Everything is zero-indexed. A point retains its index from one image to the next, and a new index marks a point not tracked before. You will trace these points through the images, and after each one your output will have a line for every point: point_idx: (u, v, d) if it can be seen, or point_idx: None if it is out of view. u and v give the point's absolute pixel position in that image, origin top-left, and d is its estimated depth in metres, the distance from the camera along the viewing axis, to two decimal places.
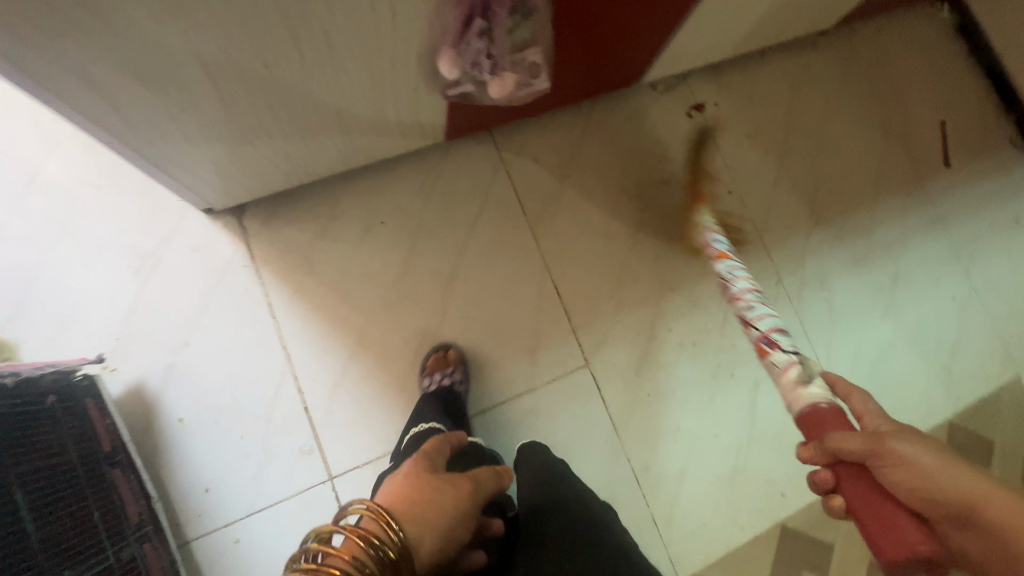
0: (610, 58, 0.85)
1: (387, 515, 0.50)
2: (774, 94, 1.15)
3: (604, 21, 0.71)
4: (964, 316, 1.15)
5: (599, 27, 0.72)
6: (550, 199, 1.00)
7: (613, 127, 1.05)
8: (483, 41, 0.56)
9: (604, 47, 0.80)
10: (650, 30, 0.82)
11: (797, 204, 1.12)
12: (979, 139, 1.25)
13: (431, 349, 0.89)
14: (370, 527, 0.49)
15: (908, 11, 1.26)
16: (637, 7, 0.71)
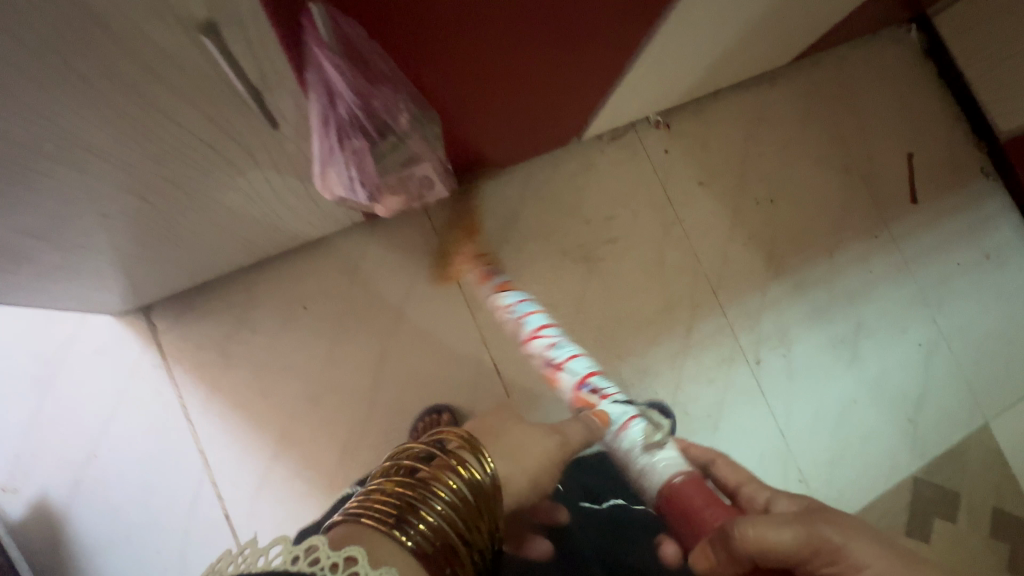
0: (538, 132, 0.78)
1: (476, 446, 0.54)
2: (729, 136, 1.09)
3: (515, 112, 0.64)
4: (931, 364, 1.10)
5: (510, 114, 0.66)
6: (487, 268, 0.94)
7: (554, 185, 0.99)
8: (353, 170, 0.50)
9: (525, 130, 0.73)
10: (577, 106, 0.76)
11: (754, 255, 1.06)
12: (948, 171, 1.18)
13: (423, 412, 0.86)
14: (463, 453, 0.53)
15: (870, 38, 1.19)
16: (550, 93, 0.65)
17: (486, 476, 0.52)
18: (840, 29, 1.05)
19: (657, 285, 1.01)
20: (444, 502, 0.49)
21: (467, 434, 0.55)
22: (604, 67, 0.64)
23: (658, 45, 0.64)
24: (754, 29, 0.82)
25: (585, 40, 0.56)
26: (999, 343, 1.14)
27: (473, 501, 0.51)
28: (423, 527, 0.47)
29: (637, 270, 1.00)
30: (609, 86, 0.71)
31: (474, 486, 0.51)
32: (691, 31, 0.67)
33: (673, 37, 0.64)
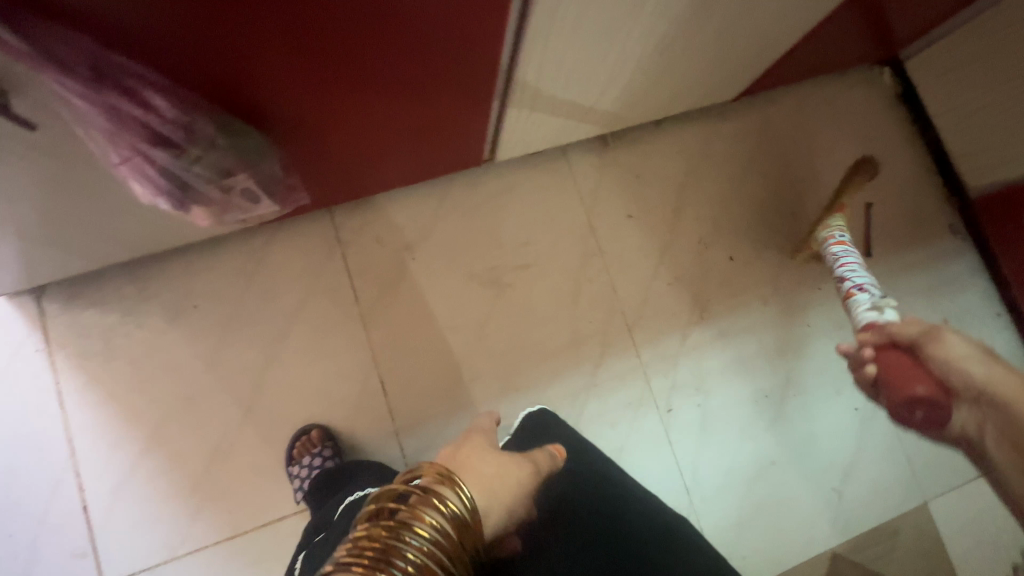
0: (423, 148, 0.76)
1: (454, 482, 0.47)
2: (668, 169, 1.04)
3: (367, 120, 0.63)
4: (866, 431, 1.02)
5: (364, 124, 0.63)
6: (388, 284, 0.92)
7: (470, 206, 0.97)
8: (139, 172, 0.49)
9: (398, 143, 0.71)
10: (461, 124, 0.73)
11: (680, 295, 1.01)
12: (908, 226, 1.11)
13: (295, 435, 0.85)
14: (439, 488, 0.46)
15: (837, 79, 1.13)
16: (406, 105, 0.63)
17: (466, 511, 0.46)
18: (792, 68, 1.00)
19: (568, 318, 0.97)
20: (428, 541, 0.42)
21: (443, 469, 0.47)
22: (464, 85, 0.63)
23: (519, 63, 0.62)
24: (673, 68, 0.78)
25: (417, 59, 0.54)
26: None
27: (456, 537, 0.44)
28: (411, 566, 0.40)
29: (549, 301, 0.96)
30: (483, 104, 0.69)
31: (457, 521, 0.45)
32: (571, 60, 0.65)
33: (539, 56, 0.62)
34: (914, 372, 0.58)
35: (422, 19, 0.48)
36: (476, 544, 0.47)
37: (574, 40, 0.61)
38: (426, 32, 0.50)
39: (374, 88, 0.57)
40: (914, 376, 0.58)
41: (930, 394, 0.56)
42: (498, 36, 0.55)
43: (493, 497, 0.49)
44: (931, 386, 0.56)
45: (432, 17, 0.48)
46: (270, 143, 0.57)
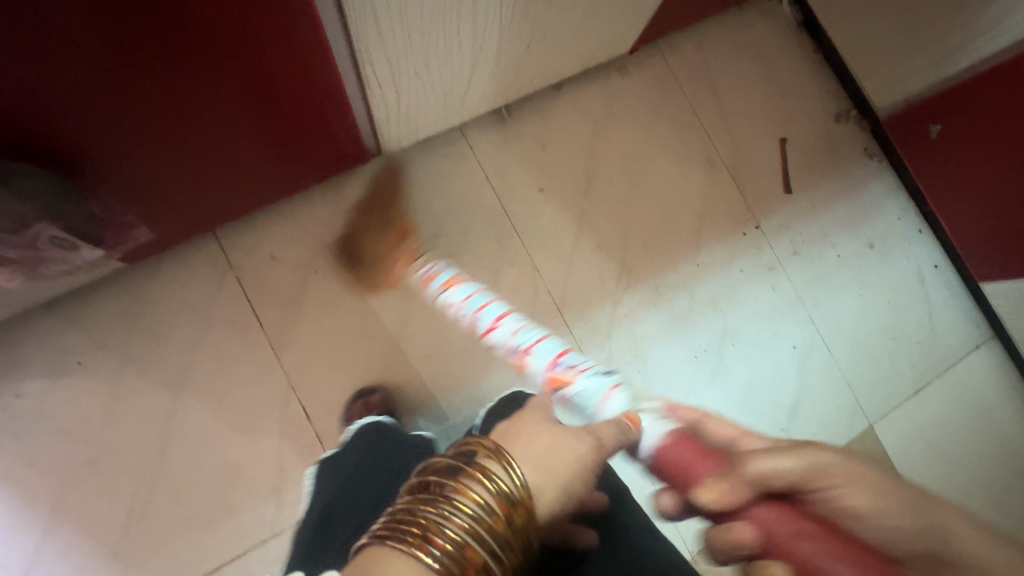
0: (287, 153, 0.70)
1: (504, 456, 0.45)
2: (575, 135, 1.00)
3: (199, 136, 0.57)
4: (806, 368, 1.02)
5: (198, 142, 0.58)
6: (293, 302, 0.86)
7: (368, 205, 0.90)
8: None
9: (252, 152, 0.65)
10: (319, 121, 0.67)
11: (605, 263, 0.98)
12: (824, 156, 1.10)
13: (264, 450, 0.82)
14: (486, 463, 0.45)
15: (734, 17, 1.10)
16: (237, 113, 0.57)
17: (515, 490, 0.44)
18: (684, 7, 0.95)
19: None
20: (470, 519, 0.41)
21: (493, 444, 0.46)
22: (297, 80, 0.57)
23: (356, 40, 0.55)
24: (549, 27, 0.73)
25: (226, 63, 0.49)
26: (882, 338, 1.06)
27: (502, 515, 0.43)
28: (450, 545, 0.40)
29: (470, 292, 0.92)
30: (338, 92, 0.63)
31: (504, 500, 0.43)
32: (420, 33, 0.58)
33: (377, 30, 0.55)
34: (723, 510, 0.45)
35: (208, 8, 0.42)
36: (531, 525, 0.45)
37: (412, 10, 0.54)
38: (220, 22, 0.44)
39: (192, 94, 0.51)
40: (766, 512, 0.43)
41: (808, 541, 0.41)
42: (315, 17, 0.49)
43: (547, 474, 0.47)
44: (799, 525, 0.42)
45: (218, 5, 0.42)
46: (75, 175, 0.52)
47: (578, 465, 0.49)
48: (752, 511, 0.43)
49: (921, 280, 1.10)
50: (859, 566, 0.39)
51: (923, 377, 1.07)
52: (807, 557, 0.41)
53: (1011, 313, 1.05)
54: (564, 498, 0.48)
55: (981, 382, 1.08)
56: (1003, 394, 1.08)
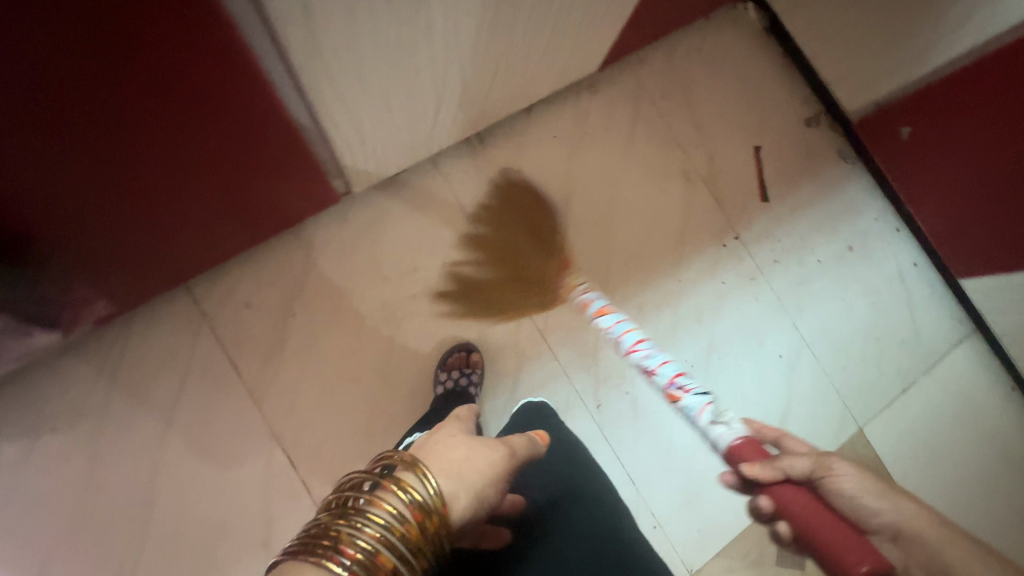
0: (234, 195, 0.66)
1: (419, 466, 0.48)
2: (549, 158, 0.98)
3: (121, 178, 0.54)
4: (793, 376, 1.02)
5: (122, 184, 0.54)
6: (271, 350, 0.84)
7: (342, 244, 0.88)
8: None
9: (191, 194, 0.61)
10: (264, 159, 0.63)
11: (587, 285, 0.97)
12: (799, 162, 1.10)
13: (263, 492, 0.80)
14: (401, 474, 0.47)
15: (701, 27, 1.10)
16: (161, 150, 0.53)
17: (430, 498, 0.46)
18: (650, 22, 0.94)
19: (474, 340, 0.91)
20: (382, 527, 0.44)
21: (410, 455, 0.48)
22: (223, 111, 0.53)
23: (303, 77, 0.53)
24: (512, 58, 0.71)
25: (130, 94, 0.45)
26: (866, 339, 1.07)
27: (414, 524, 0.45)
28: (361, 554, 0.42)
29: (450, 326, 0.90)
30: (297, 134, 0.62)
31: (418, 510, 0.46)
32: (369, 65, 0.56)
33: (324, 65, 0.53)
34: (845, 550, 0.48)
35: (128, 51, 0.42)
36: (445, 531, 0.47)
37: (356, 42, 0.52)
38: (145, 66, 0.44)
39: (135, 139, 0.50)
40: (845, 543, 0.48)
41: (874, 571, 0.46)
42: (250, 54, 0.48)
43: (460, 481, 0.49)
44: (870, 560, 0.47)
45: (139, 47, 0.42)
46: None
47: (491, 471, 0.52)
48: (769, 490, 0.56)
49: (902, 278, 1.10)
50: (849, 540, 0.48)
51: (909, 375, 1.07)
52: (823, 544, 0.50)
53: (995, 308, 1.03)
54: (476, 503, 0.49)
55: (966, 377, 1.09)
56: (988, 387, 1.09)
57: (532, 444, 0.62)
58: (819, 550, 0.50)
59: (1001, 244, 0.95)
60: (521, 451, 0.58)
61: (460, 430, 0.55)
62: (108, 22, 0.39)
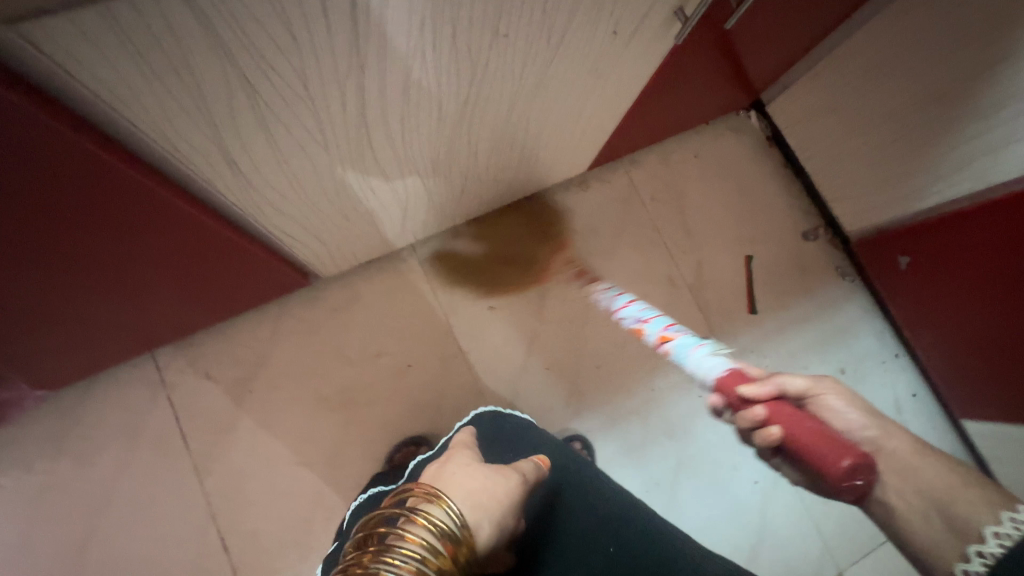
0: (192, 290, 0.68)
1: (442, 496, 0.42)
2: (530, 251, 0.98)
3: (74, 288, 0.57)
4: (768, 506, 0.95)
5: (76, 292, 0.58)
6: (223, 425, 0.84)
7: (310, 324, 0.89)
8: None
9: (147, 293, 0.64)
10: (222, 265, 0.65)
11: (555, 385, 0.94)
12: (794, 274, 1.06)
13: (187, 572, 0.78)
14: (423, 507, 0.41)
15: (701, 133, 1.10)
16: (116, 269, 0.57)
17: (459, 526, 0.41)
18: (642, 130, 0.94)
19: (428, 433, 0.88)
20: (415, 559, 0.37)
21: (429, 486, 0.43)
22: (176, 240, 0.56)
23: (241, 204, 0.54)
24: (484, 173, 0.72)
25: (79, 236, 0.49)
26: None
27: (448, 556, 0.39)
28: None
29: (407, 415, 0.88)
30: (242, 240, 0.62)
31: (445, 534, 0.40)
32: (314, 192, 0.56)
33: (261, 196, 0.53)
34: (828, 447, 0.43)
35: (63, 219, 0.46)
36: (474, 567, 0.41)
37: (295, 178, 0.52)
38: (86, 223, 0.47)
39: (87, 268, 0.54)
40: (826, 440, 0.43)
41: (855, 463, 0.42)
42: (172, 192, 0.48)
43: (483, 509, 0.44)
44: (858, 455, 0.43)
45: (49, 197, 0.42)
46: None
47: (509, 498, 0.47)
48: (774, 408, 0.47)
49: (899, 409, 1.03)
50: (828, 438, 0.43)
51: None
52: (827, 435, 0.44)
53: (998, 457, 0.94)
54: (501, 532, 0.45)
55: None
56: None
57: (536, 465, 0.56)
58: (797, 452, 0.44)
59: (1004, 397, 0.87)
60: (531, 470, 0.53)
61: (472, 458, 0.51)
62: (36, 199, 0.42)
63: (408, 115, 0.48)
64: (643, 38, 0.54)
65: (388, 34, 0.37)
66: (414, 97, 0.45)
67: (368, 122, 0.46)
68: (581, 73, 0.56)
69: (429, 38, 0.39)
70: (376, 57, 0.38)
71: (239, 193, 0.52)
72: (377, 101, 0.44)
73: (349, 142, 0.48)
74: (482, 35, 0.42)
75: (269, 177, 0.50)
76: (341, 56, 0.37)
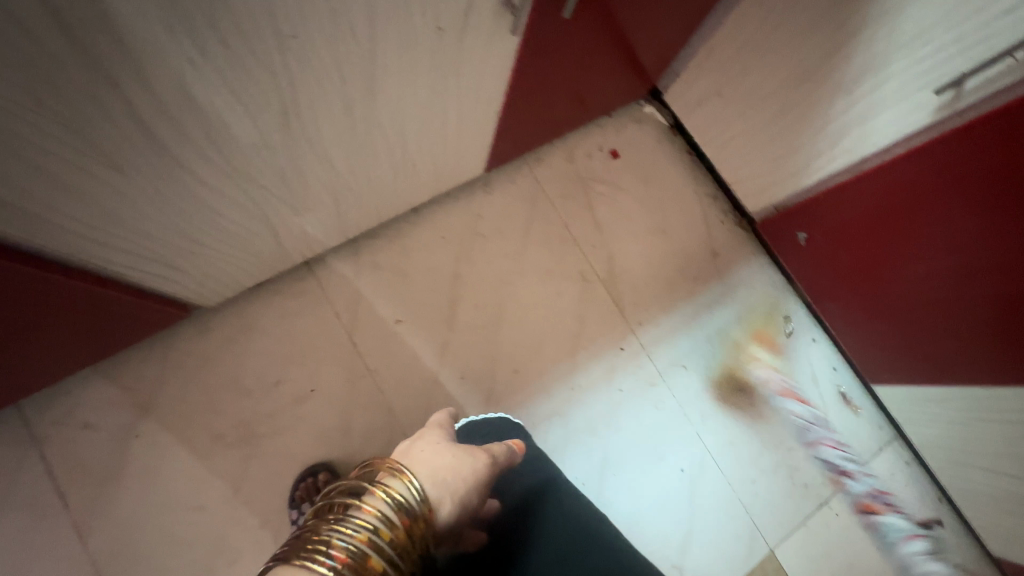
0: (34, 339, 0.61)
1: (406, 472, 0.44)
2: (435, 259, 0.95)
3: None
4: (696, 492, 0.95)
5: None
6: (104, 476, 0.77)
7: (198, 357, 0.83)
8: None
9: None
10: (62, 307, 0.59)
11: (469, 394, 0.91)
12: (705, 258, 1.07)
13: None
14: (385, 479, 0.43)
15: (602, 126, 1.09)
16: None
17: (417, 501, 0.42)
18: (538, 127, 0.93)
19: (337, 459, 0.84)
20: (367, 529, 0.39)
21: (395, 460, 0.44)
22: None
23: (36, 237, 0.49)
24: (353, 183, 0.69)
25: None
26: (777, 451, 1.00)
27: (404, 528, 0.40)
28: (347, 553, 0.37)
29: (312, 443, 0.84)
30: (73, 279, 0.56)
31: (402, 510, 0.41)
32: (127, 212, 0.52)
33: (59, 224, 0.49)
34: None
35: None
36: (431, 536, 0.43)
37: (95, 199, 0.48)
38: None
39: None
40: None
41: None
42: None
43: (445, 487, 0.45)
44: None
45: None
46: None
47: (472, 478, 0.48)
48: None
49: (816, 382, 1.05)
50: None
51: (824, 490, 1.00)
52: None
53: (910, 417, 0.97)
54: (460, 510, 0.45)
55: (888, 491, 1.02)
56: (913, 505, 1.02)
57: (512, 451, 0.59)
58: None
59: (907, 358, 0.90)
60: (502, 460, 0.54)
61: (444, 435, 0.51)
62: None
63: (203, 117, 0.45)
64: (476, 32, 0.54)
65: (119, 24, 0.34)
66: (198, 97, 0.43)
67: (151, 126, 0.43)
68: (420, 69, 0.54)
69: (185, 32, 0.37)
70: (116, 53, 0.36)
71: (28, 226, 0.47)
72: (148, 102, 0.41)
73: (142, 152, 0.46)
74: (265, 31, 0.40)
75: (55, 204, 0.46)
76: (68, 56, 0.35)
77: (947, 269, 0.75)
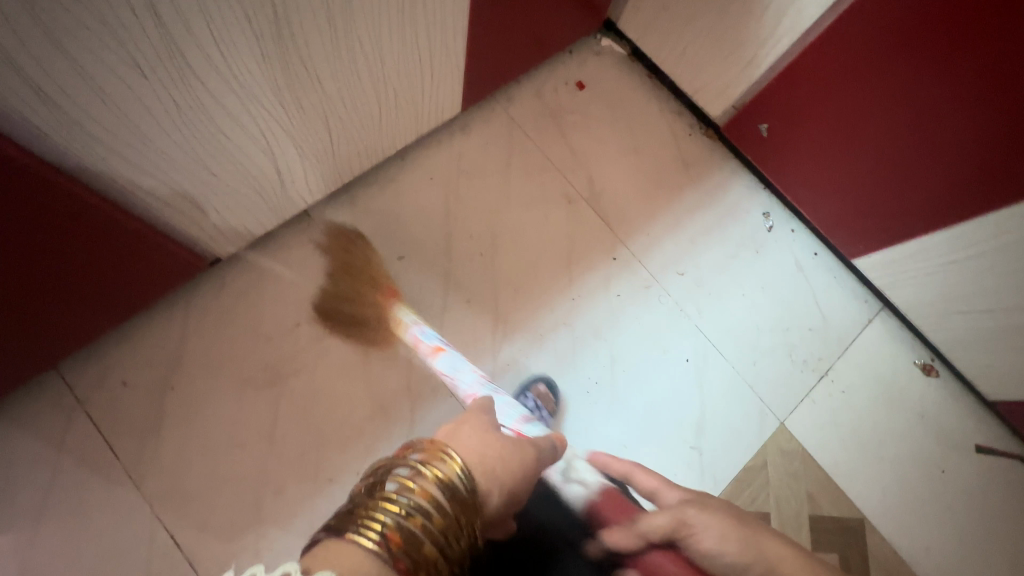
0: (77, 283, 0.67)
1: (455, 459, 0.44)
2: (427, 199, 1.01)
3: None
4: (703, 380, 1.01)
5: None
6: (147, 428, 0.82)
7: (220, 312, 0.88)
8: None
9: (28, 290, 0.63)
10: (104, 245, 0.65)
11: (477, 317, 0.97)
12: (679, 169, 1.13)
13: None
14: (439, 463, 0.43)
15: (564, 62, 1.16)
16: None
17: (463, 487, 0.43)
18: (505, 65, 1.00)
19: (363, 387, 0.90)
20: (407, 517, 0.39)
21: (443, 447, 0.44)
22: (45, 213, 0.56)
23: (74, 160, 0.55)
24: (343, 113, 0.75)
25: None
26: (773, 334, 1.06)
27: (450, 513, 0.41)
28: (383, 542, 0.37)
29: (338, 376, 0.89)
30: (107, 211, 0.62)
31: (447, 493, 0.42)
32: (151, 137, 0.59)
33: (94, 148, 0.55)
34: None
35: None
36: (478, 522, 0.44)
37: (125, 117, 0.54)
38: None
39: None
40: None
41: None
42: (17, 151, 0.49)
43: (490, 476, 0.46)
44: None
45: None
46: None
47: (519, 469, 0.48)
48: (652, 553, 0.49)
49: (801, 268, 1.11)
50: None
51: (821, 364, 1.06)
52: None
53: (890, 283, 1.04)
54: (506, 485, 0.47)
55: (882, 359, 1.08)
56: (908, 368, 1.08)
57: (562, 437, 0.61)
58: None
59: (879, 221, 0.96)
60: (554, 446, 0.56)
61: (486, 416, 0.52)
62: None
63: None
64: None
65: None
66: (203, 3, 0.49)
67: (173, 36, 0.49)
68: None
69: None
70: None
71: (70, 141, 0.53)
72: None
73: (167, 66, 0.51)
74: None
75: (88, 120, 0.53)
76: None
77: (897, 116, 0.82)
